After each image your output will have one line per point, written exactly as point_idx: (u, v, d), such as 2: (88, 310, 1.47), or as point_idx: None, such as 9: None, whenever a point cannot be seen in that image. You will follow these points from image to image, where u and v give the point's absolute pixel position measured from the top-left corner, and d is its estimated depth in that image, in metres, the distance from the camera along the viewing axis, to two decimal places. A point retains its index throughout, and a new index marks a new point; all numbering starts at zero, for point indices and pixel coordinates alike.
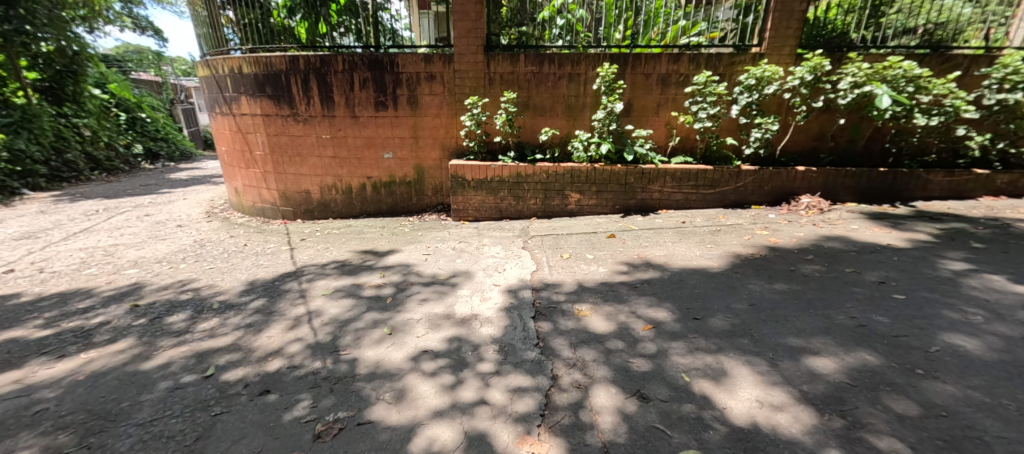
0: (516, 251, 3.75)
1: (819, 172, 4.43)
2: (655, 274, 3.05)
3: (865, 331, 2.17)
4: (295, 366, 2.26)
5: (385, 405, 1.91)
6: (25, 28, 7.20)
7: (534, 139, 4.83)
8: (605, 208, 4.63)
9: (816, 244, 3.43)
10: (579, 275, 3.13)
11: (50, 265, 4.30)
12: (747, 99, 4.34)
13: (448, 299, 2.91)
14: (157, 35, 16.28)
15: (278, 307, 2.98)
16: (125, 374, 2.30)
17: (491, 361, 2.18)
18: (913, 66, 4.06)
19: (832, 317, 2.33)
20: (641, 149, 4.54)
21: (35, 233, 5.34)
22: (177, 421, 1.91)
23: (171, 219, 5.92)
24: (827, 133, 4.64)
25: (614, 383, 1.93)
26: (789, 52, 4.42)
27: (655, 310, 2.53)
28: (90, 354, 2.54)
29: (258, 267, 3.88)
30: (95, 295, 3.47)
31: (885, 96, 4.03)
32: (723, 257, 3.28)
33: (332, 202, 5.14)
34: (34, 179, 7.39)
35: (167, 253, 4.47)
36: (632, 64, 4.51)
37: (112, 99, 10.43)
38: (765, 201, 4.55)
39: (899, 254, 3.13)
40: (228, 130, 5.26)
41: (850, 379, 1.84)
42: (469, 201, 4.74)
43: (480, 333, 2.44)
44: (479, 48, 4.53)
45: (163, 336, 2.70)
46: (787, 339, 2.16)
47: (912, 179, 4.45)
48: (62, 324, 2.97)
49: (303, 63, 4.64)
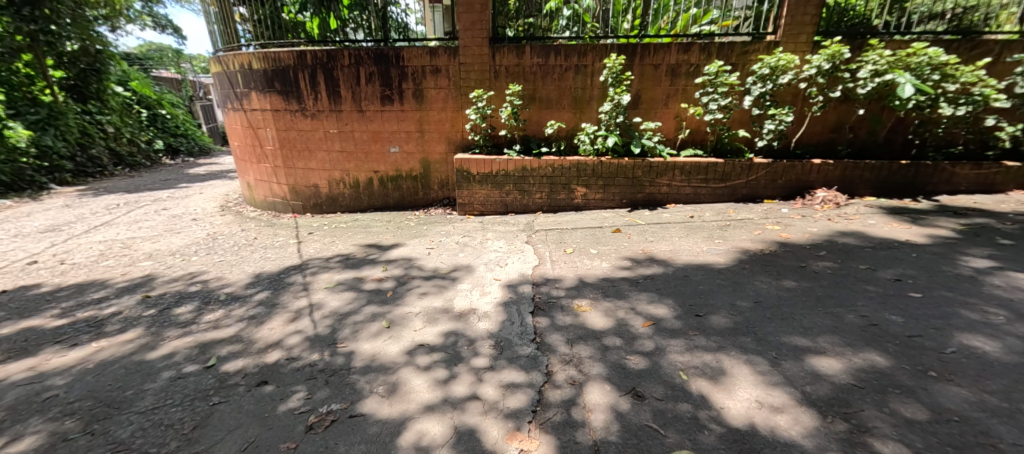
0: (519, 246, 3.72)
1: (836, 165, 4.27)
2: (658, 270, 2.99)
3: (876, 331, 2.08)
4: (293, 358, 2.26)
5: (377, 398, 1.90)
6: (50, 28, 7.53)
7: (540, 132, 4.78)
8: (612, 203, 4.56)
9: (829, 239, 3.30)
10: (581, 271, 3.09)
11: (70, 257, 4.44)
12: (761, 89, 4.21)
13: (448, 293, 2.90)
14: (177, 33, 16.66)
15: (282, 300, 3.01)
16: (131, 363, 2.34)
17: (485, 356, 2.15)
18: (939, 53, 3.88)
19: (842, 315, 2.23)
20: (649, 142, 4.44)
21: (59, 226, 5.52)
22: (177, 409, 1.93)
23: (187, 213, 6.06)
24: (845, 124, 4.47)
25: (608, 381, 1.89)
26: (806, 40, 4.26)
27: (655, 307, 2.48)
28: (100, 344, 2.60)
29: (266, 260, 3.93)
30: (110, 287, 3.57)
31: (908, 84, 3.87)
32: (730, 253, 3.19)
33: (340, 196, 5.17)
34: (61, 175, 7.64)
35: (181, 246, 4.57)
36: (640, 54, 4.41)
37: (133, 96, 10.72)
38: (779, 195, 4.41)
39: (918, 251, 2.99)
40: (239, 125, 5.34)
41: (856, 381, 1.76)
42: (474, 196, 4.72)
43: (477, 328, 2.41)
44: (485, 41, 4.49)
45: (170, 327, 2.75)
46: (791, 337, 2.06)
47: (935, 173, 4.27)
48: (77, 314, 3.06)
49: (311, 58, 4.67)
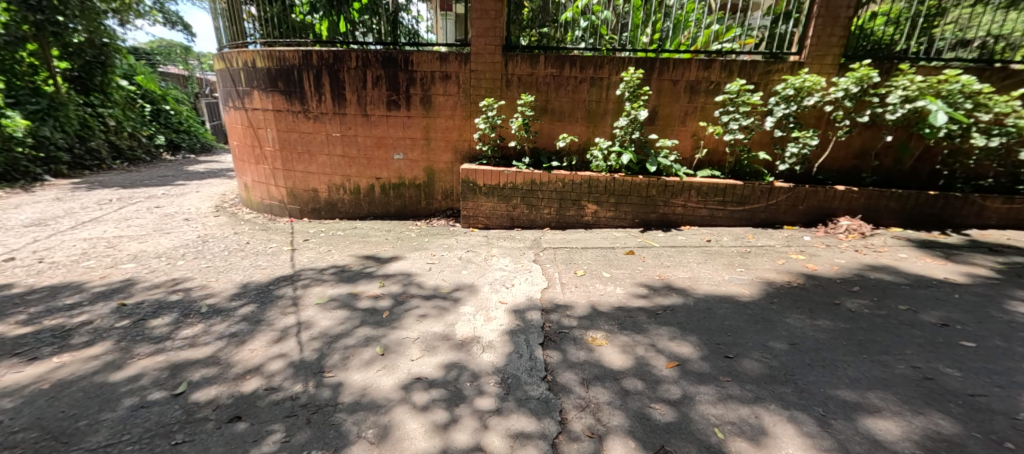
0: (526, 265, 3.49)
1: (861, 193, 4.05)
2: (677, 300, 2.76)
3: (934, 386, 1.83)
4: (272, 388, 2.01)
5: (365, 445, 1.65)
6: (57, 18, 7.31)
7: (551, 145, 4.58)
8: (624, 222, 4.34)
9: (859, 273, 3.07)
10: (593, 297, 2.86)
11: (50, 255, 4.20)
12: (784, 111, 4.02)
13: (449, 317, 2.66)
14: (186, 30, 16.59)
15: (267, 316, 2.76)
16: (91, 386, 2.09)
17: (491, 396, 1.91)
18: (973, 81, 3.69)
19: (891, 365, 1.99)
20: (665, 160, 4.24)
21: (45, 220, 5.28)
22: (133, 449, 1.67)
23: (181, 212, 5.83)
24: (870, 151, 4.27)
25: (632, 435, 1.64)
26: (832, 61, 4.07)
27: (679, 344, 2.24)
28: (62, 359, 2.35)
29: (256, 269, 3.69)
30: (86, 291, 3.32)
31: (940, 112, 3.66)
32: (754, 284, 2.96)
33: (339, 202, 4.95)
34: (57, 166, 7.43)
35: (168, 248, 4.33)
36: (659, 69, 4.23)
37: (138, 91, 10.57)
38: (799, 222, 4.20)
39: (960, 292, 2.75)
40: (239, 124, 5.14)
41: (923, 451, 1.51)
42: (480, 208, 4.50)
43: (481, 361, 2.17)
44: (498, 48, 4.30)
45: (142, 342, 2.51)
46: (837, 390, 1.82)
47: (965, 205, 4.05)
48: (44, 321, 2.81)
49: (317, 58, 4.47)
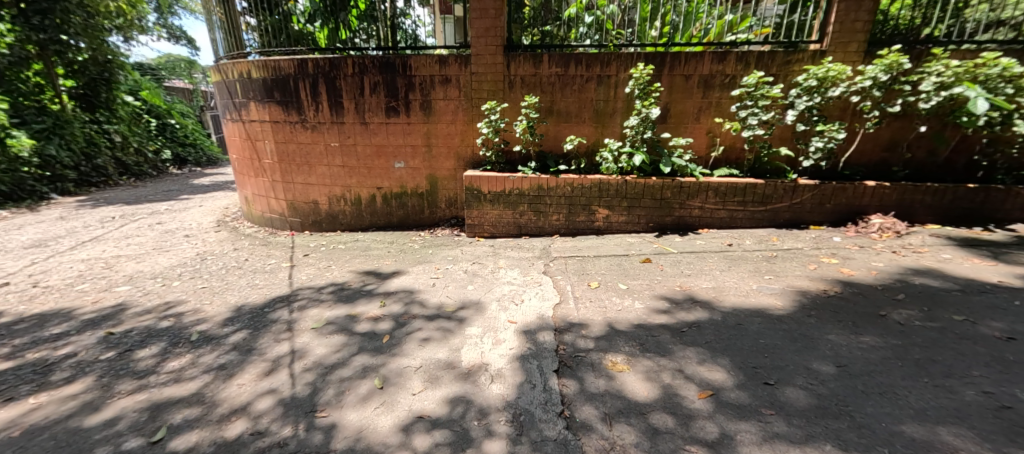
0: (536, 277, 3.27)
1: (893, 188, 3.77)
2: (703, 316, 2.51)
3: (1015, 418, 1.58)
4: (259, 433, 1.81)
5: None
6: (60, 37, 7.26)
7: (558, 148, 4.35)
8: (637, 226, 4.10)
9: (902, 279, 2.81)
10: (610, 313, 2.62)
11: (45, 279, 4.06)
12: (807, 103, 3.74)
13: (454, 341, 2.44)
14: (191, 44, 16.67)
15: (259, 344, 2.56)
16: (63, 432, 1.90)
17: (502, 438, 1.69)
18: (1013, 64, 3.41)
19: (958, 391, 1.74)
20: (680, 160, 4.01)
21: (45, 241, 5.16)
22: None
23: (182, 228, 5.69)
24: (901, 143, 3.98)
25: None
26: (857, 48, 3.80)
27: (710, 369, 2.00)
28: (38, 400, 2.18)
29: (252, 289, 3.51)
30: (75, 318, 3.16)
31: (981, 99, 3.38)
32: (786, 294, 2.71)
33: (340, 213, 4.77)
34: (64, 185, 7.36)
35: (165, 268, 4.17)
36: (670, 64, 3.98)
37: (144, 106, 10.53)
38: (826, 221, 3.92)
39: (1019, 298, 2.48)
40: (237, 137, 4.98)
41: None
42: (485, 216, 4.28)
43: (489, 394, 1.96)
44: (499, 48, 4.09)
45: (125, 377, 2.32)
46: (901, 426, 1.58)
47: (1008, 198, 3.75)
48: (26, 355, 2.64)
49: (312, 67, 4.30)
